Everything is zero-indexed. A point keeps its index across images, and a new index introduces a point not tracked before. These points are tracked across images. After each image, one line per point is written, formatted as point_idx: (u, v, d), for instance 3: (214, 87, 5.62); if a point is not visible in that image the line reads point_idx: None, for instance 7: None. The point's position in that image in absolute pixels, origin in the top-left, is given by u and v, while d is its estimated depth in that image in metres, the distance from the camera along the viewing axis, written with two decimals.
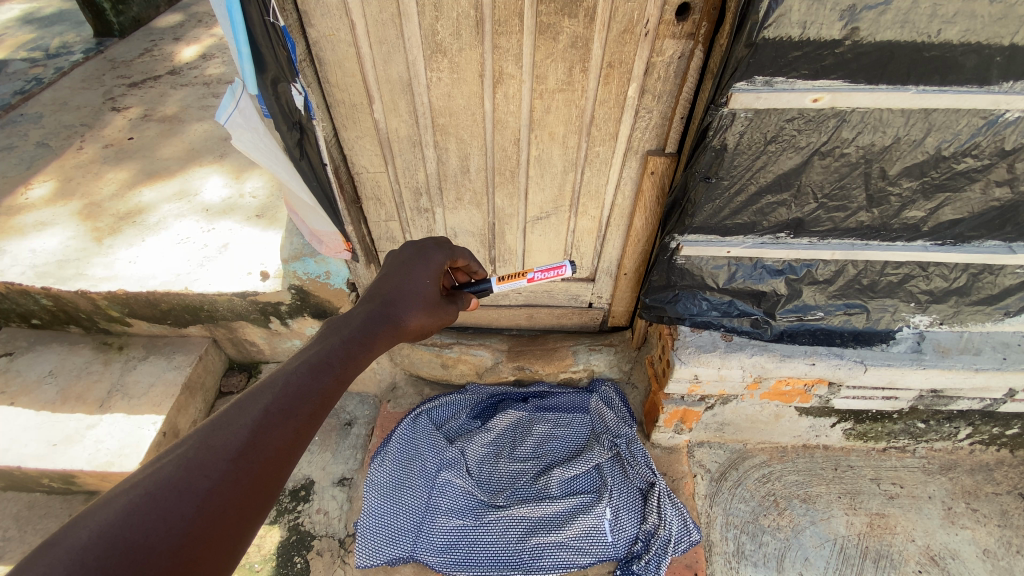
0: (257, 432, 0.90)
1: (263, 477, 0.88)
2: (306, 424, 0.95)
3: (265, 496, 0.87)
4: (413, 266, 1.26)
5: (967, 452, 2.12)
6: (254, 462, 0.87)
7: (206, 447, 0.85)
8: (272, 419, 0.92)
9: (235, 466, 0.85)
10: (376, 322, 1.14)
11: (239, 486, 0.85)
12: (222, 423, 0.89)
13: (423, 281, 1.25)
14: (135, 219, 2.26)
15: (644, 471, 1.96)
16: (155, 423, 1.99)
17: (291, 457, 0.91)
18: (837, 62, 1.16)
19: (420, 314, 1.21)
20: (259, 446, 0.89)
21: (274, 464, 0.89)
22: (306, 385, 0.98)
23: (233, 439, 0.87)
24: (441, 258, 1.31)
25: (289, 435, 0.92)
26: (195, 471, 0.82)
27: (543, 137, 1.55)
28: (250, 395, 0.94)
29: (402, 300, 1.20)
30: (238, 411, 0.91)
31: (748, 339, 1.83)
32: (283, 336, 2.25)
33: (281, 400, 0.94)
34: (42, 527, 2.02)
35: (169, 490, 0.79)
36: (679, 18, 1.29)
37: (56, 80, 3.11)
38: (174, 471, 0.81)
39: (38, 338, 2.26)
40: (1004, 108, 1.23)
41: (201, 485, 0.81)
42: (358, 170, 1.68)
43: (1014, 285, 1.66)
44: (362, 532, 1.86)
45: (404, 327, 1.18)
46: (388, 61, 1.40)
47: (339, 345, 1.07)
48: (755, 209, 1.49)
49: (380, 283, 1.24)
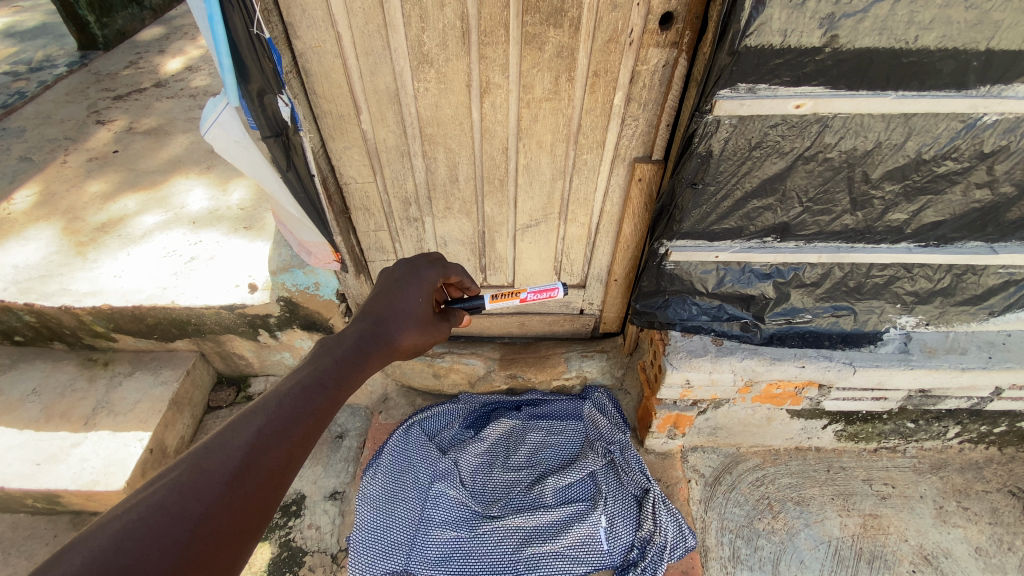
0: (251, 452, 0.88)
1: (258, 499, 0.86)
2: (299, 446, 0.93)
3: (258, 519, 0.86)
4: (407, 283, 1.25)
5: (957, 451, 2.14)
6: (246, 484, 0.86)
7: (199, 470, 0.84)
8: (267, 441, 0.91)
9: (228, 489, 0.84)
10: (370, 342, 1.13)
11: (233, 509, 0.83)
12: (215, 445, 0.88)
13: (415, 298, 1.23)
14: (119, 231, 2.24)
15: (639, 477, 1.95)
16: (142, 440, 1.96)
17: (284, 478, 0.91)
18: (817, 69, 1.18)
19: (414, 332, 1.21)
20: (252, 468, 0.87)
21: (269, 487, 0.88)
22: (300, 406, 0.97)
23: (227, 462, 0.86)
24: (434, 274, 1.30)
25: (282, 456, 0.91)
26: (188, 494, 0.81)
27: (531, 145, 1.56)
28: (242, 417, 0.93)
29: (395, 318, 1.19)
30: (232, 433, 0.90)
31: (738, 343, 1.84)
32: (272, 349, 2.23)
33: (274, 421, 0.93)
34: (26, 549, 1.97)
35: (163, 515, 0.77)
36: (663, 27, 1.31)
37: (41, 93, 3.08)
38: (167, 495, 0.80)
39: (22, 356, 2.22)
40: (982, 112, 1.26)
41: (194, 508, 0.80)
42: (346, 181, 1.68)
43: (998, 285, 1.69)
44: (354, 547, 1.84)
45: (398, 346, 1.17)
46: (375, 72, 1.40)
47: (332, 366, 1.06)
48: (742, 214, 1.51)
49: (373, 301, 1.22)
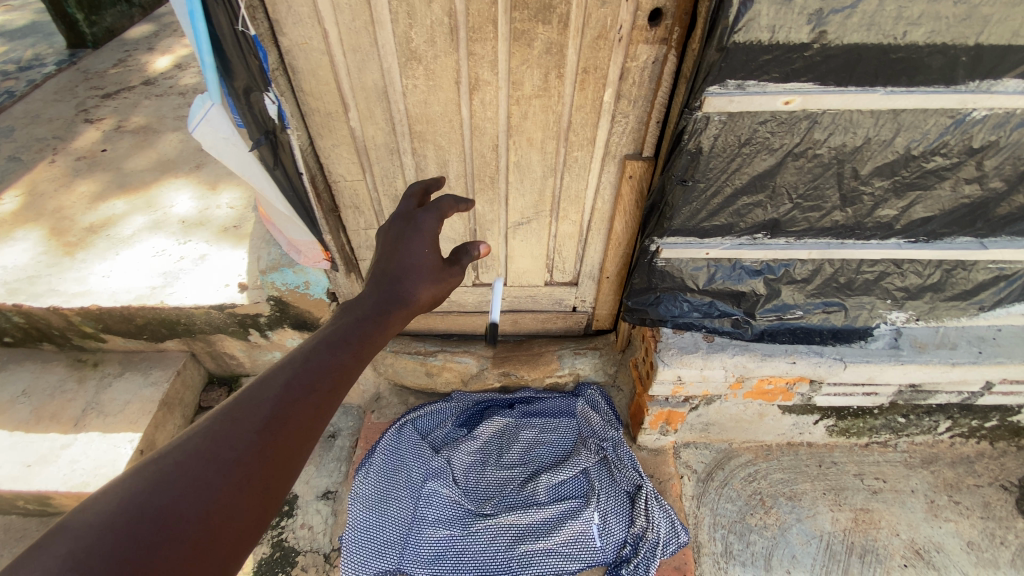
0: (282, 403, 0.81)
1: (290, 450, 0.79)
2: (330, 398, 0.85)
3: (291, 469, 0.78)
4: (409, 235, 1.11)
5: (948, 445, 2.15)
6: (280, 435, 0.79)
7: (230, 418, 0.77)
8: (297, 392, 0.83)
9: (261, 437, 0.77)
10: (387, 299, 1.02)
11: (266, 459, 0.76)
12: (246, 394, 0.81)
13: (422, 250, 1.10)
14: (108, 231, 2.22)
15: (631, 474, 1.97)
16: (132, 441, 1.95)
17: (317, 429, 0.82)
18: (806, 65, 1.18)
19: (429, 286, 1.07)
20: (283, 418, 0.80)
21: (300, 438, 0.80)
22: (328, 360, 0.88)
23: (258, 411, 0.79)
24: (434, 221, 1.14)
25: (312, 409, 0.83)
26: (222, 441, 0.74)
27: (522, 142, 1.55)
28: (271, 369, 0.85)
29: (409, 272, 1.06)
30: (262, 384, 0.82)
31: (729, 339, 1.84)
32: (263, 348, 2.22)
33: (303, 373, 0.85)
34: (18, 551, 1.96)
35: (195, 461, 0.71)
36: (652, 23, 1.30)
37: (29, 92, 3.05)
38: (199, 442, 0.73)
39: (11, 357, 2.20)
40: (971, 107, 1.26)
41: (226, 456, 0.74)
42: (336, 179, 1.67)
43: (987, 280, 1.70)
44: (346, 546, 1.84)
45: (415, 303, 1.04)
46: (363, 69, 1.39)
47: (354, 323, 0.95)
48: (732, 211, 1.51)
49: (383, 259, 1.09)
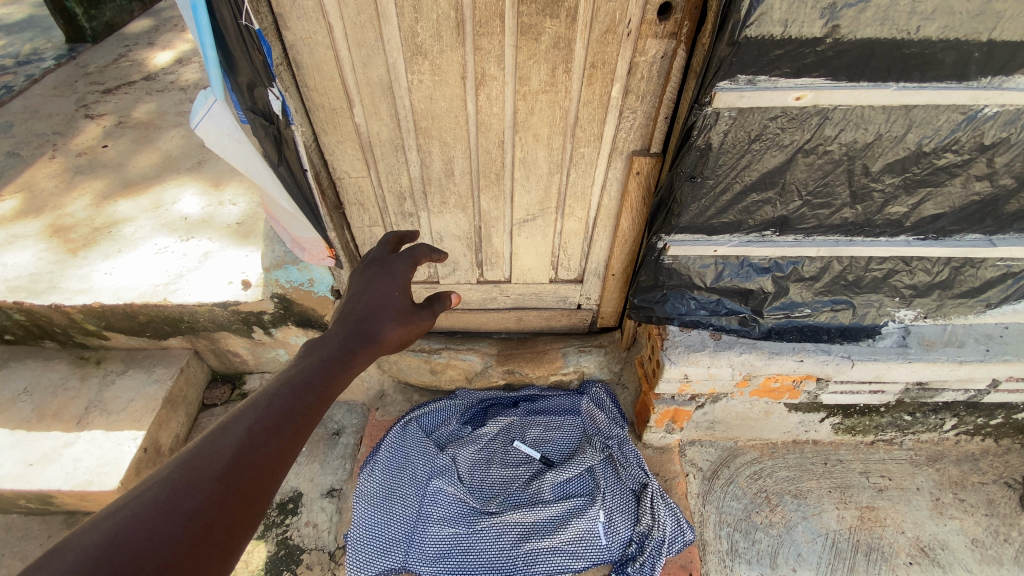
0: (243, 449, 0.83)
1: (250, 494, 0.80)
2: (291, 442, 0.87)
3: (250, 514, 0.79)
4: (380, 278, 1.18)
5: (954, 443, 2.14)
6: (242, 482, 0.80)
7: (190, 467, 0.78)
8: (257, 437, 0.85)
9: (221, 485, 0.78)
10: (354, 339, 1.06)
11: (226, 505, 0.77)
12: (206, 441, 0.82)
13: (391, 292, 1.15)
14: (109, 229, 2.20)
15: (637, 472, 1.95)
16: (136, 439, 1.94)
17: (276, 475, 0.84)
18: (819, 60, 1.16)
19: (396, 326, 1.11)
20: (246, 464, 0.81)
21: (260, 483, 0.82)
22: (290, 405, 0.90)
23: (219, 458, 0.80)
24: (406, 266, 1.21)
25: (273, 453, 0.84)
26: (181, 490, 0.75)
27: (528, 139, 1.54)
28: (233, 415, 0.87)
29: (375, 313, 1.11)
30: (222, 431, 0.84)
31: (736, 338, 1.83)
32: (267, 346, 2.21)
33: (265, 418, 0.87)
34: (21, 550, 1.95)
35: (155, 510, 0.72)
36: (661, 18, 1.28)
37: (28, 87, 3.02)
38: (159, 492, 0.74)
39: (13, 355, 2.19)
40: (983, 104, 1.24)
41: (187, 504, 0.74)
42: (340, 175, 1.65)
43: (996, 278, 1.69)
44: (352, 545, 1.83)
45: (382, 342, 1.09)
46: (368, 64, 1.37)
47: (317, 365, 0.98)
48: (740, 208, 1.49)
49: (350, 303, 1.13)
